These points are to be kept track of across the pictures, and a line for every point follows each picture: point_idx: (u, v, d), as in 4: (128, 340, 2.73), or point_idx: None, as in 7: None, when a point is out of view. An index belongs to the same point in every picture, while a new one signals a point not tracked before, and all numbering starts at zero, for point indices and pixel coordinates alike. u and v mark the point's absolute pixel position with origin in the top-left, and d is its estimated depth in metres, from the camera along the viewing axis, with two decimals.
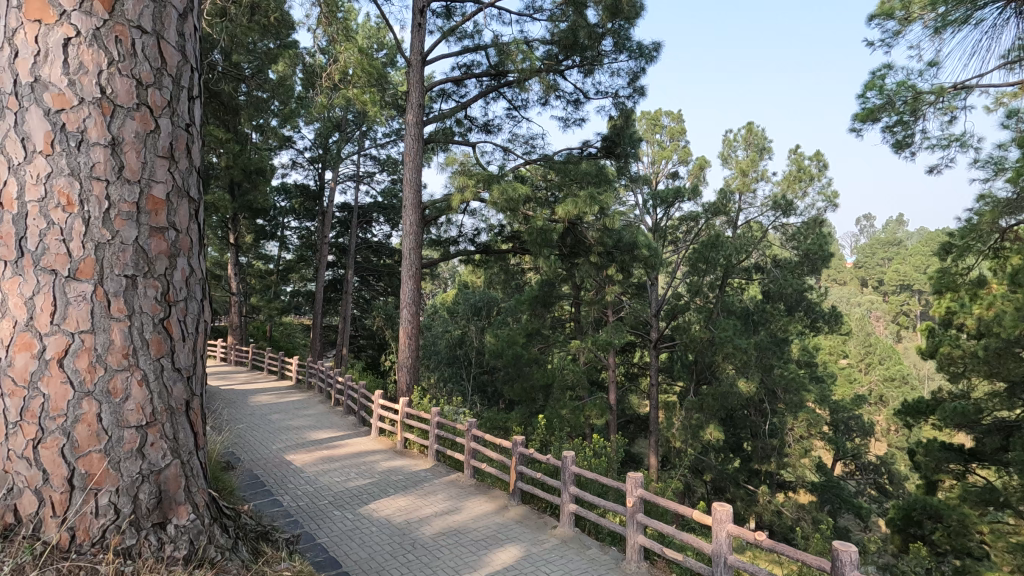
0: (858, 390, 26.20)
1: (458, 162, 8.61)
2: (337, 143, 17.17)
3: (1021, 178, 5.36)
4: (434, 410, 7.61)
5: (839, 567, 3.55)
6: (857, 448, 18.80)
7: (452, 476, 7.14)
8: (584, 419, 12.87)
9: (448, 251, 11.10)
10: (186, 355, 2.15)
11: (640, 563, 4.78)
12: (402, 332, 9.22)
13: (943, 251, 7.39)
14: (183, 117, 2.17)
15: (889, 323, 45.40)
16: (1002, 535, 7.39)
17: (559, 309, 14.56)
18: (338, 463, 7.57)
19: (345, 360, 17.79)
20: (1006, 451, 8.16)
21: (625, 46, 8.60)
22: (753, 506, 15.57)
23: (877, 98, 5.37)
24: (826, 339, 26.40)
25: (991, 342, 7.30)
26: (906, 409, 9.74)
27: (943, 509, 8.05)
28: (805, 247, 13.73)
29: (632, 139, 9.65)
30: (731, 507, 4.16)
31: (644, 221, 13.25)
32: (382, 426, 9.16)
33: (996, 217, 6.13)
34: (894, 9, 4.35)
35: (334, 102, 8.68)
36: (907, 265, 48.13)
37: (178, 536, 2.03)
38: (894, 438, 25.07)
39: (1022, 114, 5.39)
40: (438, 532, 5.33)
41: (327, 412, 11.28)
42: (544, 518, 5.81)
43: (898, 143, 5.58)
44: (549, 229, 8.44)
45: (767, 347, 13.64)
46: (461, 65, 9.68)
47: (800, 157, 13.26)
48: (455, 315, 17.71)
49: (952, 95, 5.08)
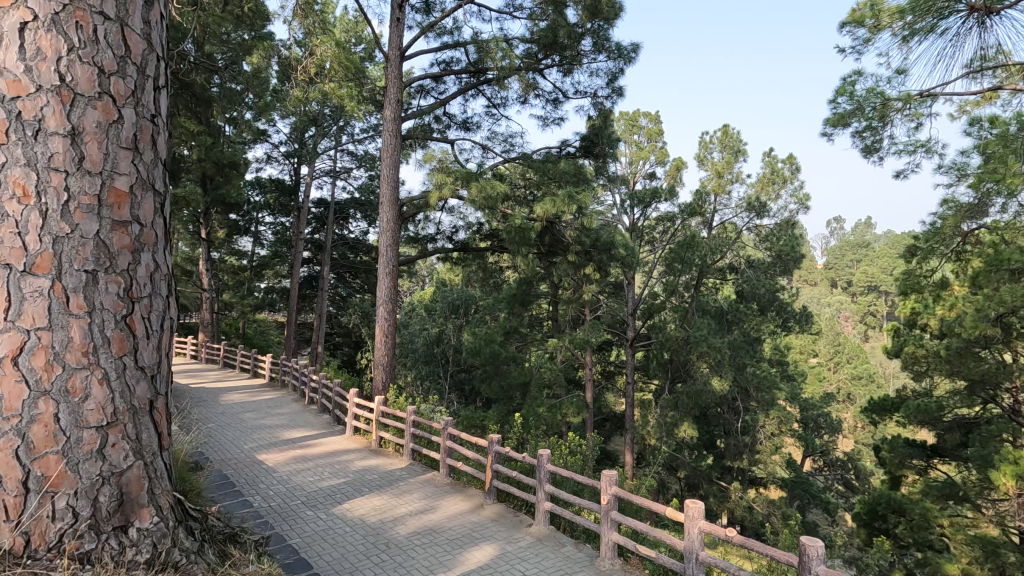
0: (826, 388, 26.87)
1: (436, 159, 8.52)
2: (314, 137, 16.86)
3: (983, 184, 5.55)
4: (410, 409, 7.54)
5: (806, 562, 3.61)
6: (826, 445, 19.29)
7: (427, 476, 7.08)
8: (561, 417, 12.95)
9: (426, 249, 11.06)
10: (150, 354, 2.09)
11: (614, 561, 4.81)
12: (379, 330, 9.09)
13: (909, 254, 7.61)
14: (148, 107, 2.11)
15: (857, 322, 46.82)
16: (961, 527, 7.63)
17: (537, 308, 14.64)
18: (311, 463, 7.45)
19: (320, 358, 17.51)
20: (965, 446, 8.48)
21: (604, 46, 8.64)
22: (725, 502, 15.82)
23: (847, 103, 5.50)
24: (796, 339, 27.02)
25: (953, 341, 7.54)
26: (872, 407, 10.02)
27: (906, 503, 8.32)
28: (778, 248, 13.84)
29: (610, 139, 9.73)
30: (703, 503, 4.21)
31: (621, 221, 13.32)
32: (357, 425, 9.06)
33: (958, 222, 6.28)
34: (864, 17, 4.39)
35: (309, 96, 8.52)
36: (875, 266, 49.60)
37: (140, 539, 1.97)
38: (861, 436, 25.82)
39: (984, 122, 5.58)
40: (412, 532, 5.28)
41: (301, 411, 11.11)
42: (518, 517, 5.82)
43: (867, 148, 5.73)
44: (527, 228, 8.46)
45: (741, 346, 13.93)
46: (440, 61, 9.60)
47: (773, 160, 13.45)
48: (433, 313, 17.58)
49: (919, 102, 5.24)
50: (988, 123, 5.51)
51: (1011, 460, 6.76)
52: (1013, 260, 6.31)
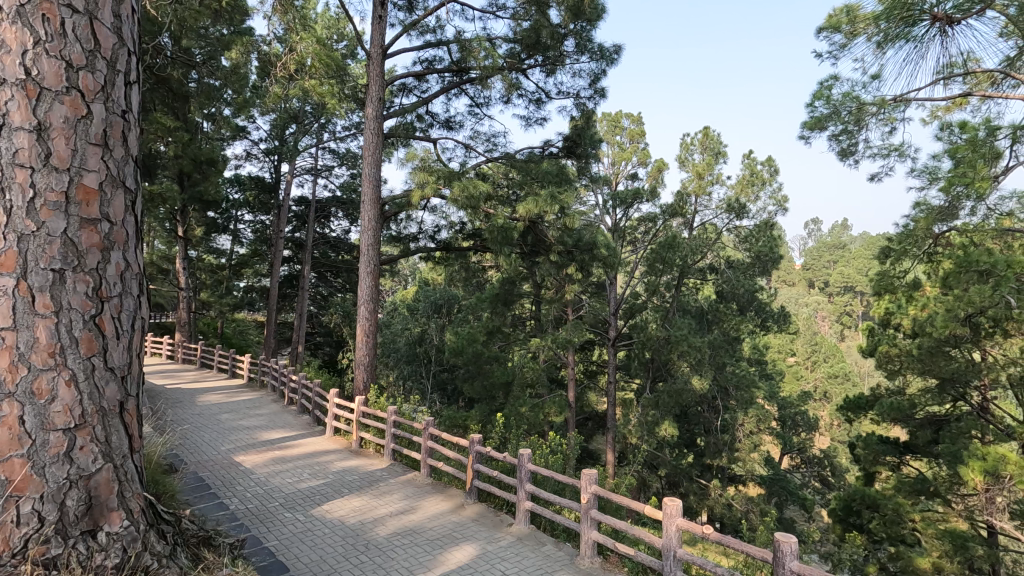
0: (803, 386, 27.28)
1: (418, 158, 8.46)
2: (295, 134, 16.63)
3: (954, 188, 5.69)
4: (391, 409, 7.50)
5: (779, 558, 3.67)
6: (803, 443, 19.60)
7: (408, 476, 7.05)
8: (543, 417, 12.96)
9: (408, 248, 10.98)
10: (120, 354, 2.05)
11: (593, 559, 4.83)
12: (359, 330, 8.99)
13: (882, 255, 7.81)
14: (118, 103, 2.06)
15: (833, 322, 47.70)
16: (932, 522, 7.83)
17: (519, 308, 14.68)
18: (290, 464, 7.36)
19: (301, 358, 17.29)
20: (936, 443, 8.71)
21: (586, 47, 8.68)
22: (705, 500, 15.99)
23: (824, 106, 5.63)
24: (774, 339, 27.45)
25: (925, 341, 7.73)
26: (847, 405, 10.24)
27: (880, 499, 8.48)
28: (756, 250, 13.86)
29: (593, 139, 9.76)
30: (680, 502, 4.23)
31: (604, 221, 13.38)
32: (337, 425, 8.99)
33: (930, 223, 6.41)
34: (842, 22, 4.48)
35: (289, 93, 8.41)
36: (851, 267, 50.62)
37: (109, 544, 1.94)
38: (837, 433, 26.32)
39: (954, 127, 5.74)
40: (392, 532, 5.25)
41: (280, 412, 10.98)
42: (499, 516, 5.82)
43: (843, 151, 5.85)
44: (509, 227, 8.45)
45: (720, 346, 14.12)
46: (423, 59, 9.52)
47: (753, 162, 13.62)
48: (415, 313, 17.47)
49: (892, 108, 5.37)
50: (958, 128, 5.67)
51: (980, 455, 6.96)
52: (981, 261, 6.51)
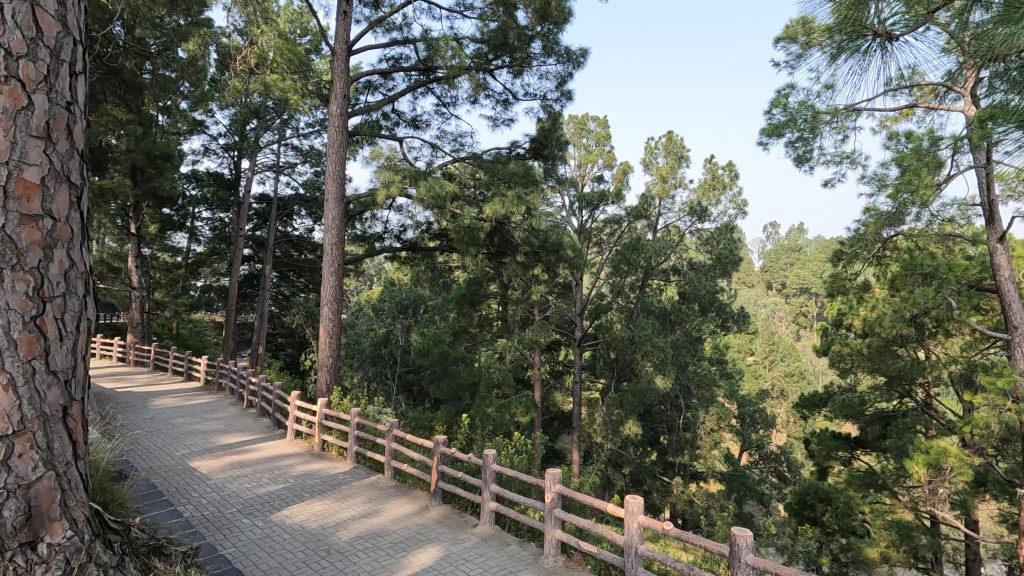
0: (762, 385, 28.05)
1: (384, 156, 8.37)
2: (256, 130, 16.18)
3: (901, 195, 5.97)
4: (355, 411, 7.38)
5: (735, 552, 3.78)
6: (762, 440, 20.17)
7: (372, 478, 6.96)
8: (509, 417, 12.98)
9: (373, 248, 10.81)
10: (64, 356, 1.96)
11: (557, 558, 4.86)
12: (323, 330, 8.81)
13: (835, 258, 8.13)
14: (63, 94, 1.99)
15: (790, 323, 49.38)
16: (881, 513, 8.20)
17: (486, 308, 14.62)
18: (249, 468, 7.17)
19: (261, 360, 16.82)
20: (884, 437, 9.13)
21: (553, 50, 8.75)
22: (668, 497, 16.32)
23: (781, 114, 5.83)
24: (734, 339, 28.19)
25: (874, 341, 8.07)
26: (803, 403, 10.60)
27: (832, 493, 8.82)
28: (717, 252, 14.15)
29: (559, 142, 9.81)
30: (642, 499, 4.30)
31: (570, 222, 13.51)
32: (299, 428, 8.80)
33: (879, 228, 6.68)
34: (798, 33, 4.65)
35: (250, 87, 8.20)
36: (807, 269, 52.43)
37: (50, 556, 1.86)
38: (793, 430, 27.20)
39: (901, 137, 6.04)
40: (355, 536, 5.18)
41: (239, 415, 10.67)
42: (464, 517, 5.81)
43: (799, 157, 6.07)
44: (476, 228, 8.43)
45: (682, 346, 14.43)
46: (389, 57, 9.41)
47: (714, 166, 13.95)
48: (381, 313, 17.25)
49: (844, 117, 5.61)
50: (905, 138, 5.95)
51: (924, 449, 7.30)
52: (925, 264, 6.99)
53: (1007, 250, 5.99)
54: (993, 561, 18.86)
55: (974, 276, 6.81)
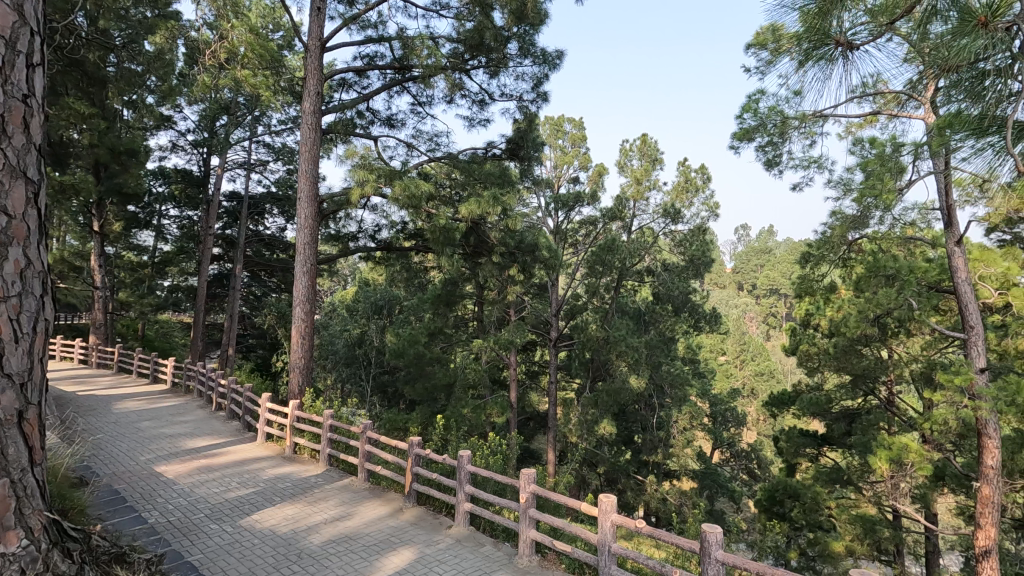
0: (733, 384, 28.56)
1: (359, 155, 8.27)
2: (226, 126, 15.82)
3: (866, 198, 6.16)
4: (327, 413, 7.28)
5: (706, 548, 3.85)
6: (733, 437, 20.55)
7: (345, 481, 6.88)
8: (484, 417, 12.97)
9: (347, 247, 10.67)
10: (19, 359, 1.89)
11: (532, 558, 4.88)
12: (295, 331, 8.66)
13: (803, 260, 8.35)
14: (19, 86, 1.92)
15: (760, 323, 50.47)
16: (846, 507, 8.45)
17: (462, 308, 14.58)
18: (218, 473, 7.00)
19: (231, 361, 16.44)
20: (849, 434, 9.41)
21: (529, 51, 8.77)
22: (642, 495, 16.51)
23: (752, 118, 5.96)
24: (706, 338, 28.66)
25: (840, 340, 8.31)
26: (772, 401, 10.85)
27: (800, 489, 9.05)
28: (690, 253, 14.35)
29: (535, 143, 9.84)
30: (615, 497, 4.35)
31: (546, 223, 13.56)
32: (270, 431, 8.64)
33: (845, 231, 6.87)
34: (767, 40, 4.77)
35: (219, 83, 8.02)
36: (776, 271, 53.67)
37: (5, 566, 1.79)
38: (763, 428, 27.81)
39: (866, 143, 6.23)
40: (327, 540, 5.11)
41: (208, 418, 10.42)
42: (439, 518, 5.79)
43: (769, 161, 6.22)
44: (452, 228, 8.40)
45: (656, 345, 14.62)
46: (364, 55, 9.32)
47: (687, 169, 14.16)
48: (355, 314, 17.06)
49: (812, 122, 5.76)
50: (869, 144, 6.15)
51: (887, 445, 7.53)
52: (888, 267, 7.17)
53: (965, 252, 6.19)
54: (952, 552, 19.58)
55: (934, 278, 7.06)
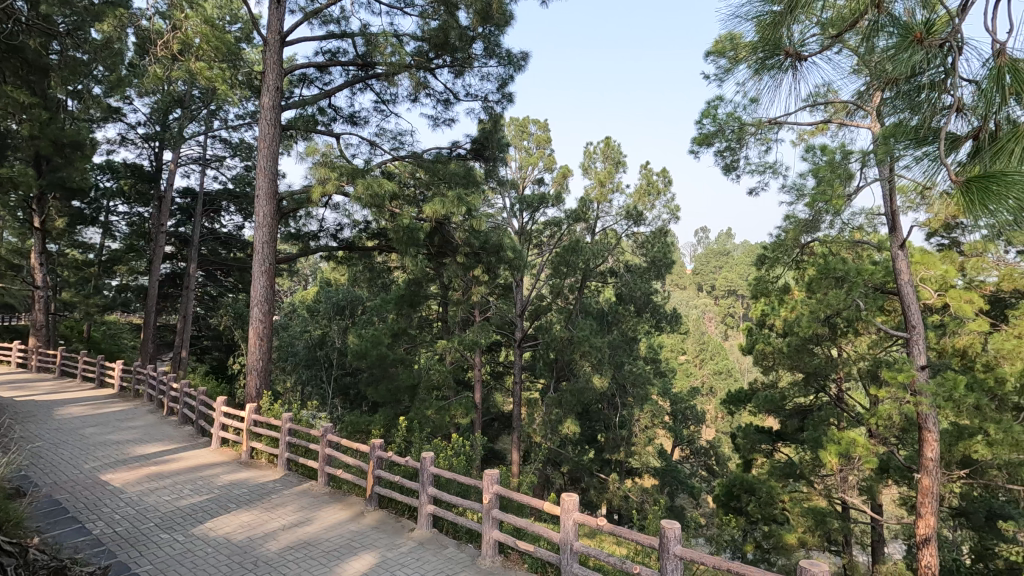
0: (693, 383, 29.18)
1: (320, 153, 8.10)
2: (179, 120, 15.23)
3: (818, 203, 6.42)
4: (286, 416, 7.10)
5: (664, 543, 3.93)
6: (693, 435, 21.06)
7: (305, 486, 6.73)
8: (448, 418, 12.90)
9: (308, 247, 10.43)
10: None
11: (495, 558, 4.88)
12: (252, 333, 8.40)
13: (759, 262, 8.62)
14: None
15: (718, 323, 51.92)
16: (798, 501, 8.77)
17: (426, 308, 14.46)
18: (169, 480, 6.73)
19: (184, 363, 15.83)
20: (802, 430, 9.82)
21: (494, 52, 8.78)
22: (605, 493, 16.71)
23: (711, 124, 6.13)
24: (667, 338, 29.21)
25: (793, 340, 8.64)
26: (729, 399, 11.17)
27: (756, 484, 9.34)
28: (652, 255, 14.49)
29: (500, 143, 9.84)
30: (577, 495, 4.39)
31: (511, 224, 13.60)
32: (225, 436, 8.36)
33: (798, 235, 7.13)
34: (725, 49, 4.93)
35: (172, 75, 7.73)
36: (733, 273, 55.34)
37: None
38: (721, 425, 28.60)
39: (818, 150, 6.49)
40: (285, 546, 4.98)
41: (158, 423, 10.00)
42: (401, 522, 5.72)
43: (727, 166, 6.40)
44: (415, 228, 8.32)
45: (618, 345, 14.85)
46: (326, 50, 9.14)
47: (649, 173, 14.42)
48: (316, 314, 16.71)
49: (767, 129, 5.97)
50: (820, 151, 6.41)
51: (836, 440, 7.83)
52: (837, 269, 7.48)
53: (907, 255, 6.52)
54: (896, 541, 20.57)
55: (879, 279, 7.41)
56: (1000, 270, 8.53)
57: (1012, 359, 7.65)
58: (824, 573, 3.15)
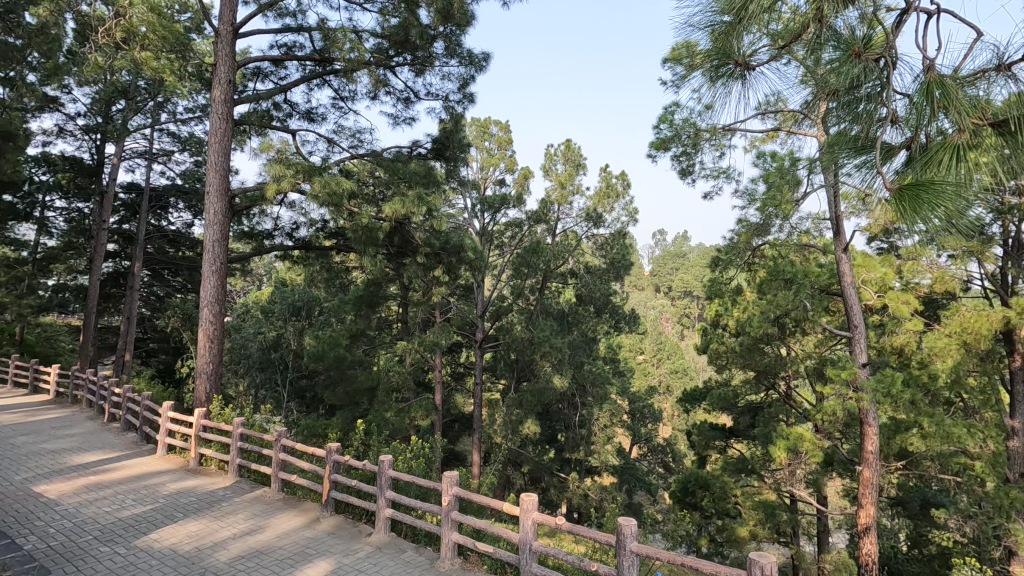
0: (650, 382, 29.72)
1: (275, 149, 7.87)
2: (123, 112, 14.52)
3: (769, 207, 6.66)
4: (237, 420, 6.87)
5: (621, 540, 4.00)
6: (650, 433, 21.51)
7: (257, 492, 6.52)
8: (409, 420, 12.74)
9: (262, 246, 10.11)
10: None
11: (453, 560, 4.86)
12: (202, 334, 8.07)
13: (713, 265, 8.88)
14: None
15: (675, 323, 53.23)
16: (750, 495, 9.09)
17: (386, 309, 14.25)
18: (110, 490, 6.39)
19: (128, 367, 15.08)
20: (753, 426, 10.20)
21: (455, 51, 8.74)
22: (565, 492, 16.83)
23: (668, 129, 6.28)
24: (626, 338, 29.72)
25: (745, 339, 8.98)
26: (685, 397, 11.47)
27: (710, 479, 9.61)
28: (611, 256, 14.73)
29: (461, 144, 9.79)
30: (535, 495, 4.41)
31: (472, 224, 13.58)
32: (171, 443, 8.01)
33: (750, 238, 7.39)
34: (681, 56, 5.06)
35: (115, 64, 7.36)
36: (690, 274, 56.89)
37: None
38: (677, 423, 29.31)
39: (768, 156, 6.74)
40: (236, 556, 4.81)
41: (99, 430, 9.48)
42: (358, 527, 5.62)
43: (683, 170, 6.57)
44: (374, 227, 8.19)
45: (578, 345, 15.02)
46: (281, 44, 8.88)
47: (609, 176, 14.64)
48: (270, 316, 16.22)
49: (721, 136, 6.16)
50: (770, 157, 6.67)
51: (785, 436, 8.15)
52: (786, 271, 7.80)
53: (850, 258, 6.85)
54: (840, 531, 21.53)
55: (825, 281, 7.77)
56: (933, 274, 9.07)
57: (944, 356, 8.04)
58: (772, 564, 3.28)
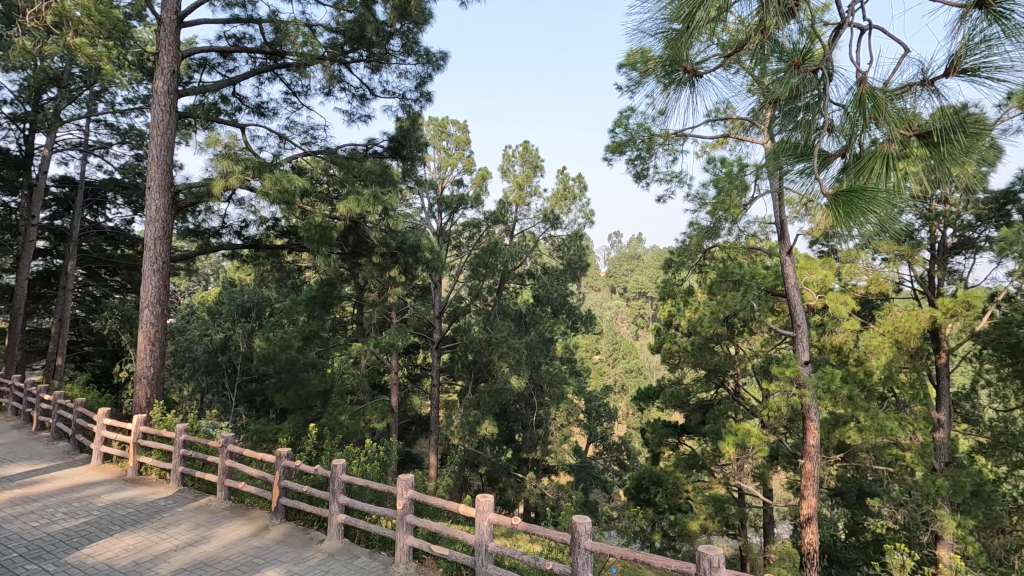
0: (606, 381, 30.19)
1: (222, 144, 7.55)
2: (55, 101, 13.64)
3: (718, 211, 6.89)
4: (180, 426, 6.56)
5: (575, 538, 4.04)
6: (606, 431, 21.85)
7: (201, 501, 6.24)
8: (363, 423, 12.49)
9: (208, 244, 9.70)
10: None
11: (409, 564, 4.81)
12: (142, 337, 7.66)
13: (666, 266, 9.11)
14: None
15: (630, 324, 54.36)
16: (701, 489, 9.37)
17: (340, 310, 13.94)
18: (37, 504, 5.98)
19: (59, 372, 14.17)
20: (703, 423, 10.53)
21: (412, 49, 8.64)
22: (521, 492, 16.88)
23: (624, 133, 6.40)
24: (582, 339, 30.12)
25: (696, 338, 9.29)
26: (639, 396, 11.72)
27: (662, 475, 9.85)
28: (568, 257, 14.88)
29: (418, 143, 9.67)
30: (492, 495, 4.41)
31: (429, 224, 13.46)
32: (107, 451, 7.57)
33: (701, 240, 7.62)
34: (636, 62, 5.19)
35: (46, 50, 6.90)
36: (644, 276, 58.22)
37: None
38: (632, 422, 29.91)
39: (718, 161, 6.98)
40: (178, 568, 4.59)
41: (25, 440, 8.86)
42: (310, 533, 5.46)
43: (637, 174, 6.71)
44: (328, 226, 8.01)
45: (535, 346, 15.11)
46: (229, 35, 8.55)
47: (566, 178, 14.79)
48: (217, 317, 15.59)
49: (673, 141, 6.32)
50: (720, 163, 6.91)
51: (733, 432, 8.44)
52: (735, 273, 8.10)
53: (794, 261, 7.16)
54: (784, 522, 22.44)
55: (770, 283, 8.10)
56: (869, 276, 9.59)
57: (878, 353, 8.52)
58: (718, 557, 3.40)
